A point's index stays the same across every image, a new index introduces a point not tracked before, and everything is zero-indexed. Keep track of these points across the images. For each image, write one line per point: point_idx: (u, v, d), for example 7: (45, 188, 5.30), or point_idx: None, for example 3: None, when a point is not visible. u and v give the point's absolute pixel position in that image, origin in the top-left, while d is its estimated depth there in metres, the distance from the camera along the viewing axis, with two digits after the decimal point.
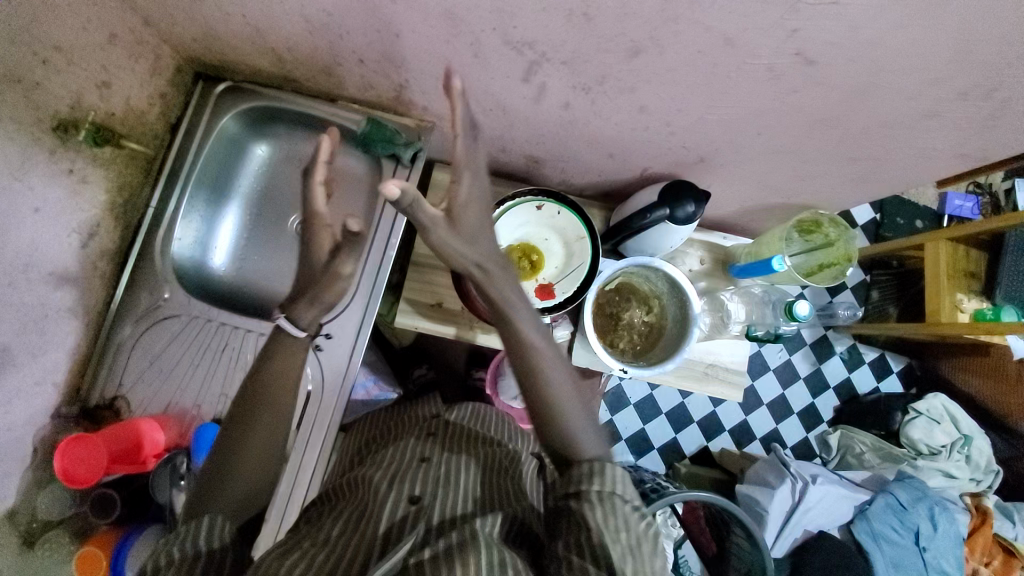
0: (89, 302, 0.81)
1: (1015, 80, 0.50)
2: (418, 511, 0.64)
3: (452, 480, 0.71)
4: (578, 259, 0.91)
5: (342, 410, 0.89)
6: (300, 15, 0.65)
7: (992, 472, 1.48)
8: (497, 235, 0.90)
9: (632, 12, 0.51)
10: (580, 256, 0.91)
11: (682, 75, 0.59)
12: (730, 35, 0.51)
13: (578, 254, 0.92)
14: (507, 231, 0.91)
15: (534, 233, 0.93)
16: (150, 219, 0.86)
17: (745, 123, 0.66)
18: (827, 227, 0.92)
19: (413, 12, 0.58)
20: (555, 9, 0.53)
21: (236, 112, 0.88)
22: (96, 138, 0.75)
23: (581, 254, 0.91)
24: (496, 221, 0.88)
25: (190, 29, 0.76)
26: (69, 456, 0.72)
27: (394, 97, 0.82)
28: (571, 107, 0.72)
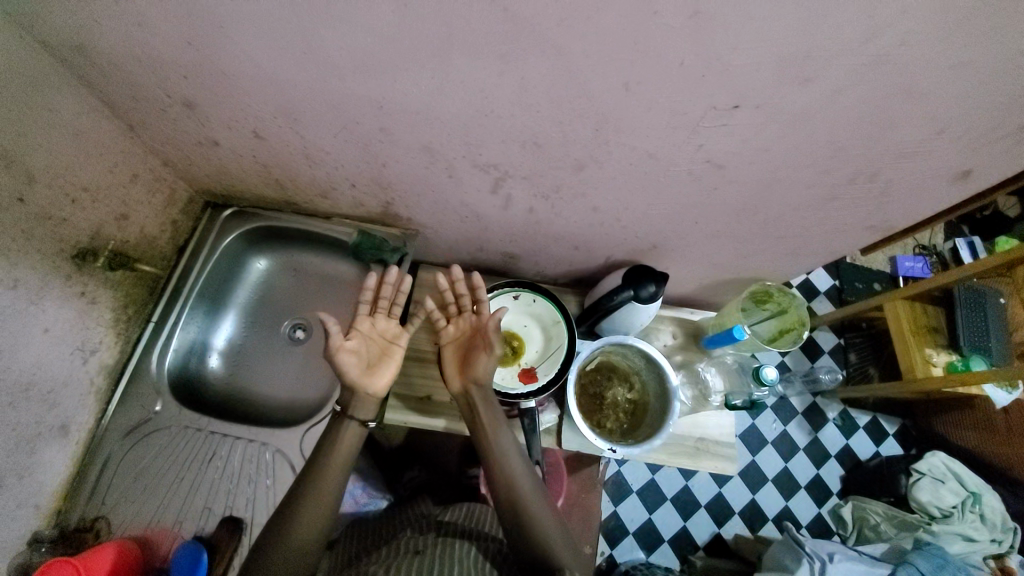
0: (81, 420, 0.82)
1: (884, 169, 0.62)
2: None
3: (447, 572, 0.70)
4: (556, 342, 0.97)
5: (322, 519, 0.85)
6: (301, 153, 0.78)
7: (1012, 530, 1.42)
8: None
9: (573, 139, 0.63)
10: (557, 338, 0.97)
11: (623, 181, 0.71)
12: (652, 151, 0.63)
13: (555, 337, 0.98)
14: None
15: (513, 321, 1.00)
16: (149, 335, 0.91)
17: (683, 214, 0.77)
18: (777, 296, 1.01)
19: (397, 148, 0.71)
20: (512, 140, 0.65)
21: (240, 233, 0.98)
22: (111, 263, 0.82)
23: (558, 336, 0.97)
24: None
25: (204, 168, 0.89)
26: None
27: (382, 212, 0.93)
28: (536, 210, 0.83)
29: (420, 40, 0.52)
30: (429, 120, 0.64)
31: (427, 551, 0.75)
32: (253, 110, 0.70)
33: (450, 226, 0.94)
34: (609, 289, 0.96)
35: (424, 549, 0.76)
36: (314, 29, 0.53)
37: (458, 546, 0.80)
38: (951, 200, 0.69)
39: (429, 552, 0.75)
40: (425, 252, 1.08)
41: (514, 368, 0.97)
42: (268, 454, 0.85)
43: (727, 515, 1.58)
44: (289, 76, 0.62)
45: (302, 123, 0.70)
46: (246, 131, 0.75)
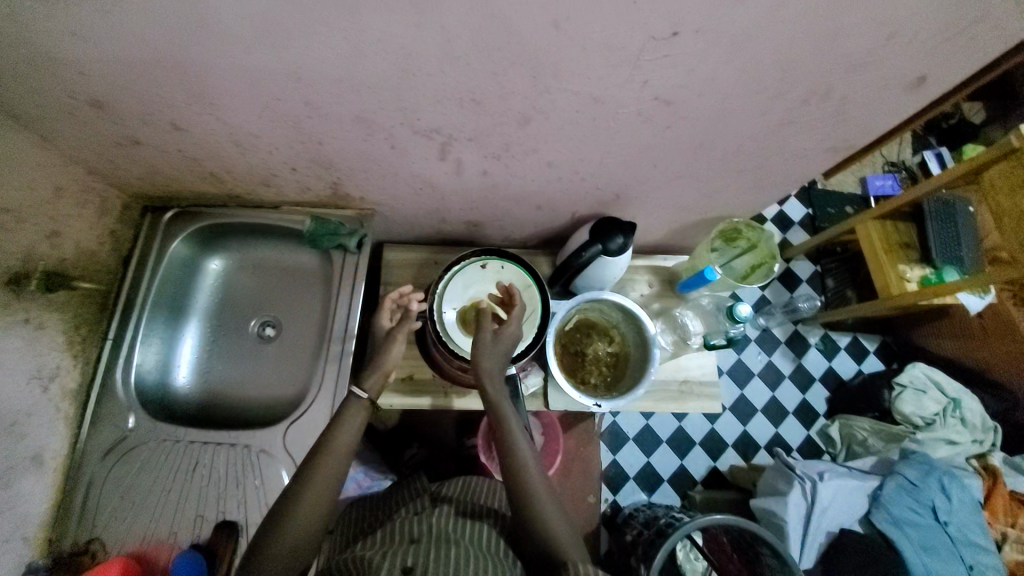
0: (54, 446, 0.80)
1: (837, 85, 0.60)
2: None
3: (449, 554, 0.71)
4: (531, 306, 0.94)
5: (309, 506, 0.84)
6: (230, 142, 0.72)
7: (991, 429, 1.49)
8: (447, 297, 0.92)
9: (512, 92, 0.59)
10: (530, 302, 0.94)
11: (572, 131, 0.67)
12: (596, 94, 0.60)
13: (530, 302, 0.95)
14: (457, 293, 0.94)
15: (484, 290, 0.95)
16: (110, 352, 0.87)
17: (641, 159, 0.75)
18: (747, 231, 1.01)
19: (329, 123, 0.66)
20: (448, 100, 0.61)
21: (187, 235, 0.93)
22: (49, 284, 0.77)
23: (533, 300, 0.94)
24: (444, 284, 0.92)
25: (132, 170, 0.83)
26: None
27: (332, 194, 0.88)
28: (490, 173, 0.80)
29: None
30: (355, 88, 0.59)
31: (424, 537, 0.76)
32: (166, 100, 0.64)
33: (406, 201, 0.90)
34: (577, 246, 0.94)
35: (420, 535, 0.76)
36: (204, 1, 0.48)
37: (453, 527, 0.81)
38: (907, 111, 0.67)
39: (426, 539, 0.76)
40: (387, 231, 1.04)
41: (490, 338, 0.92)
42: (254, 456, 0.84)
43: (722, 448, 1.63)
44: (193, 58, 0.56)
45: (222, 108, 0.65)
46: (165, 125, 0.69)
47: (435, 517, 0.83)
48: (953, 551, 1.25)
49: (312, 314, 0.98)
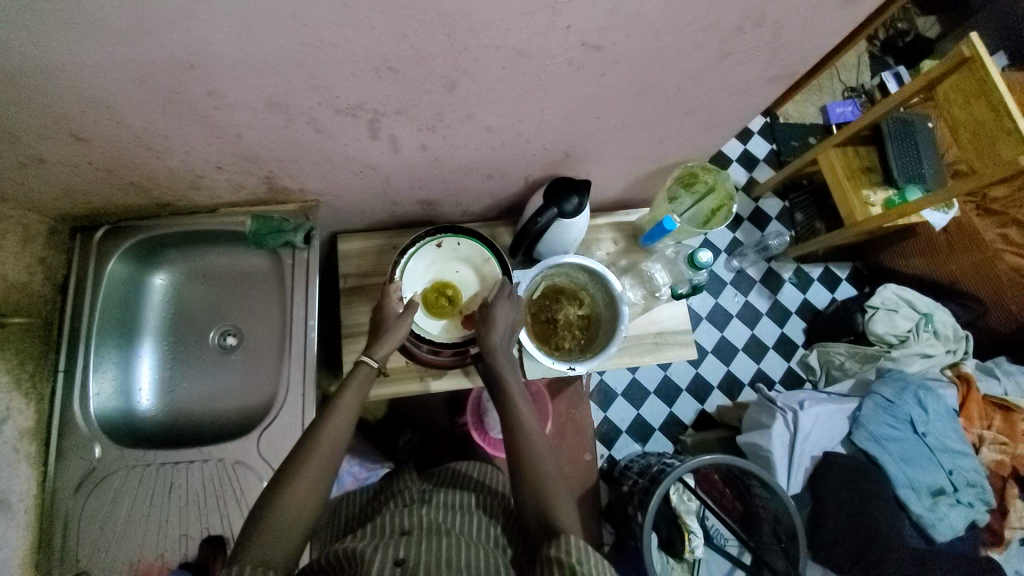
0: (19, 489, 0.77)
1: (771, 7, 0.57)
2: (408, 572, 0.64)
3: (441, 543, 0.72)
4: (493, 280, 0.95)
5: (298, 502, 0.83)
6: (142, 146, 0.67)
7: (962, 338, 1.55)
8: (406, 281, 0.92)
9: (429, 54, 0.55)
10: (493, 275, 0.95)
11: (504, 90, 0.64)
12: (519, 47, 0.55)
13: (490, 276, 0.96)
14: (414, 276, 0.93)
15: (442, 269, 0.95)
16: (63, 385, 0.83)
17: (582, 112, 0.71)
18: (704, 175, 0.98)
19: (241, 111, 0.61)
20: (363, 71, 0.56)
21: (122, 252, 0.88)
22: None
23: (493, 275, 0.95)
24: (400, 269, 0.91)
25: (45, 191, 0.76)
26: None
27: (269, 189, 0.84)
28: (429, 146, 0.76)
29: None
30: (257, 69, 0.54)
31: (416, 529, 0.76)
32: (55, 109, 0.58)
33: (348, 187, 0.86)
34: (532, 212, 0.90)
35: (411, 528, 0.77)
36: None
37: (443, 519, 0.82)
38: (847, 27, 0.65)
39: (417, 530, 0.76)
40: (338, 220, 1.00)
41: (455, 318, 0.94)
42: (232, 468, 0.83)
43: (708, 391, 1.67)
44: (69, 58, 0.50)
45: (119, 109, 0.59)
46: (63, 136, 0.63)
47: (427, 510, 0.84)
48: (931, 459, 1.31)
49: (272, 317, 0.95)
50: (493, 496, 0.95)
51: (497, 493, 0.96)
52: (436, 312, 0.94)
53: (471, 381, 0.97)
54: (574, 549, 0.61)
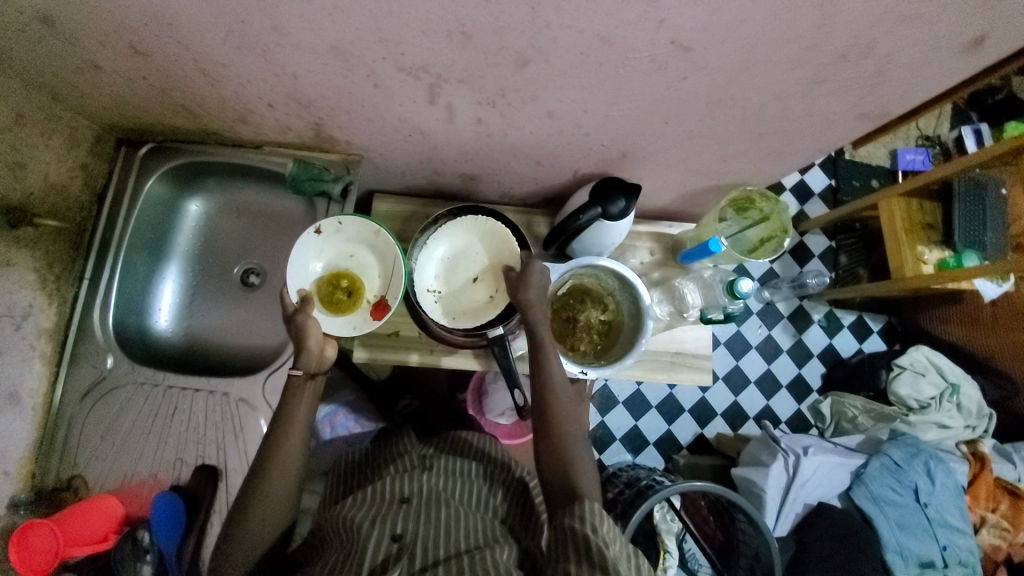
0: (30, 385, 0.79)
1: (885, 38, 0.52)
2: (405, 548, 0.67)
3: (439, 514, 0.74)
4: (388, 253, 0.85)
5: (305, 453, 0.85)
6: (198, 71, 0.66)
7: (985, 416, 1.49)
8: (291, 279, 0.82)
9: (509, 25, 0.52)
10: (388, 251, 0.86)
11: (575, 77, 0.60)
12: (603, 34, 0.52)
13: (388, 249, 0.87)
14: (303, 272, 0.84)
15: (335, 256, 0.86)
16: (87, 292, 0.84)
17: (650, 113, 0.67)
18: (760, 202, 0.94)
19: (304, 52, 0.59)
20: (435, 32, 0.54)
21: (162, 174, 0.87)
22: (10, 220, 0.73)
23: (389, 248, 0.86)
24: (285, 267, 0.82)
25: (98, 99, 0.75)
26: (24, 544, 0.72)
27: (315, 136, 0.82)
28: (485, 121, 0.72)
29: None
30: (328, 11, 0.52)
31: (415, 497, 0.79)
32: (117, 18, 0.57)
33: (395, 149, 0.84)
34: (572, 210, 0.88)
35: (411, 497, 0.79)
36: None
37: (443, 488, 0.83)
38: (959, 74, 0.59)
39: (416, 499, 0.78)
40: (377, 180, 0.98)
41: (360, 310, 0.84)
42: (233, 401, 0.83)
43: (710, 417, 1.64)
44: None
45: (182, 29, 0.57)
46: (125, 49, 0.62)
47: (427, 475, 0.84)
48: (928, 530, 1.27)
49: None
50: (494, 461, 0.96)
51: (507, 462, 0.96)
52: (334, 309, 0.85)
53: (481, 363, 0.95)
54: (585, 515, 0.62)
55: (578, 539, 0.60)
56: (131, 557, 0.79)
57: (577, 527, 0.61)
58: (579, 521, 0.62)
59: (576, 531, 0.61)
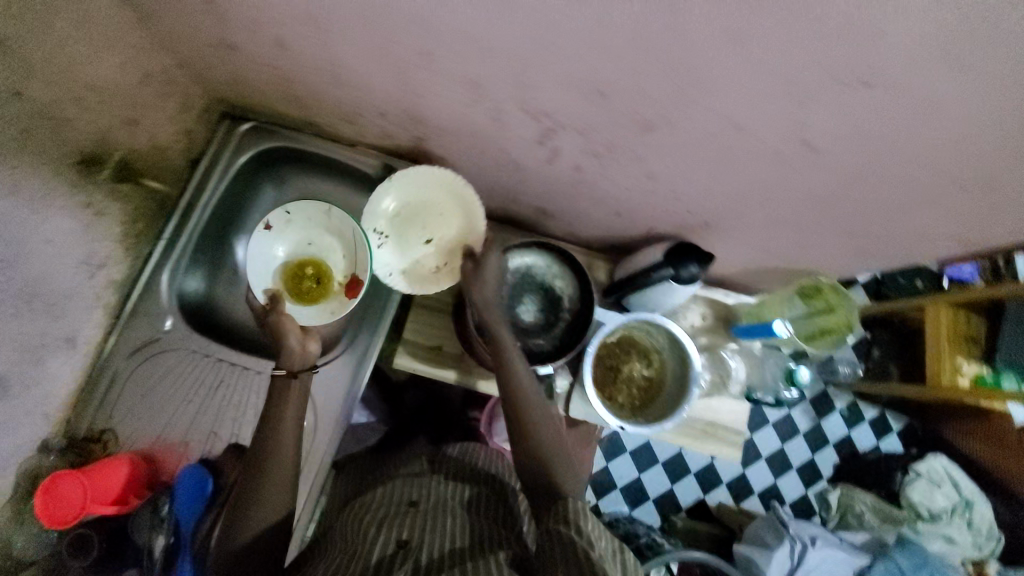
0: (89, 334, 0.79)
1: (1013, 179, 0.52)
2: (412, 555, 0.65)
3: (445, 519, 0.73)
4: (348, 232, 0.87)
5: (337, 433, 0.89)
6: (328, 71, 0.68)
7: (993, 538, 1.47)
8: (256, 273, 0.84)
9: (654, 94, 0.53)
10: (351, 233, 0.87)
11: (693, 150, 0.61)
12: (739, 121, 0.53)
13: (347, 231, 0.88)
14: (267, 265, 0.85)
15: (295, 244, 0.88)
16: (162, 251, 0.84)
17: (750, 195, 0.69)
18: (829, 293, 0.91)
19: (440, 76, 0.61)
20: (576, 86, 0.55)
21: (256, 151, 0.90)
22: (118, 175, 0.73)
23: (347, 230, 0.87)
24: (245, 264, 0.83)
25: (220, 74, 0.78)
26: (54, 488, 0.70)
27: (412, 145, 0.84)
28: (585, 168, 0.74)
29: None
30: (486, 47, 0.54)
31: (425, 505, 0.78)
32: (275, 12, 0.59)
33: (486, 172, 0.86)
34: (640, 267, 0.90)
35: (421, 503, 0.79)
36: None
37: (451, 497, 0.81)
38: None
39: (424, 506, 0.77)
40: None
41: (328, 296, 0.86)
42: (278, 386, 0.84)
43: (714, 484, 1.61)
44: None
45: (332, 34, 0.59)
46: (269, 38, 0.64)
47: (435, 486, 0.85)
48: None
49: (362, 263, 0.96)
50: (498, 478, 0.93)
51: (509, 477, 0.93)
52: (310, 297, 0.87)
53: None
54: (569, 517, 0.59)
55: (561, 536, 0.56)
56: (144, 532, 0.75)
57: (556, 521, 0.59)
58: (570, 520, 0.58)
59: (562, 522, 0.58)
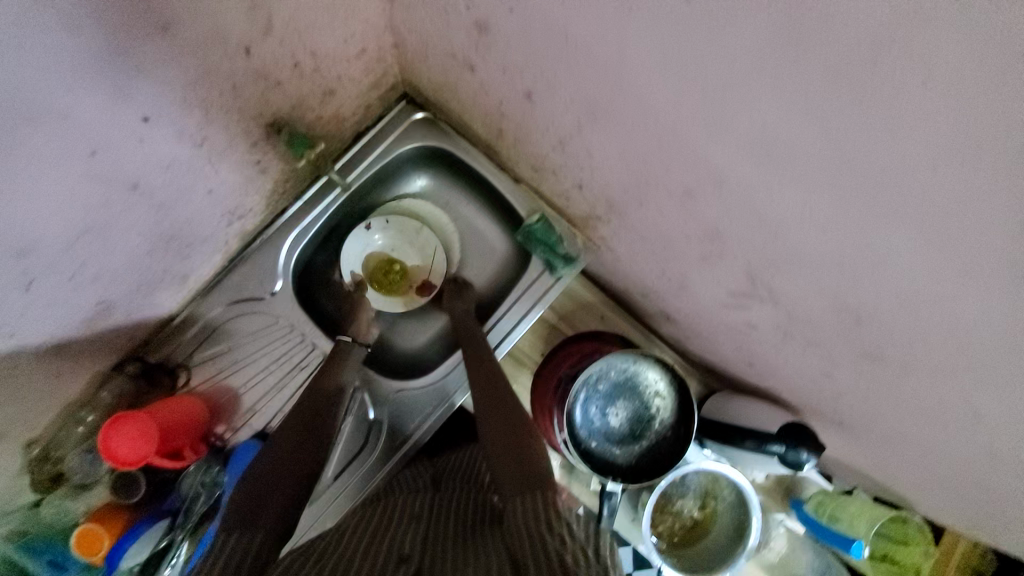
0: (201, 273, 0.76)
1: None
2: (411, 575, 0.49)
3: (448, 532, 0.57)
4: (433, 243, 0.89)
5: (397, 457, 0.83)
6: (556, 134, 0.63)
7: None
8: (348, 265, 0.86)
9: (912, 353, 0.48)
10: (433, 243, 0.89)
11: (896, 394, 0.56)
12: (981, 417, 0.48)
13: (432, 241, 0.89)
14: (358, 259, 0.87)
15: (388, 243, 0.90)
16: (295, 214, 0.81)
17: (916, 448, 0.64)
18: (913, 529, 0.79)
19: (680, 207, 0.56)
20: (829, 298, 0.50)
21: (421, 143, 0.85)
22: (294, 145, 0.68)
23: (430, 240, 0.89)
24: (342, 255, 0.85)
25: (431, 71, 0.72)
26: (114, 432, 0.65)
27: (584, 214, 0.79)
28: (758, 331, 0.69)
29: (895, 195, 0.34)
30: (765, 228, 0.48)
31: (427, 517, 0.62)
32: (548, 77, 0.53)
33: (643, 270, 0.81)
34: (742, 423, 0.85)
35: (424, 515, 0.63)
36: (752, 89, 0.36)
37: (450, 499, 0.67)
38: None
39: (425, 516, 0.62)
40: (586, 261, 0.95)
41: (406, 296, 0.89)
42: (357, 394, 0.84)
43: None
44: (644, 94, 0.45)
45: (596, 122, 0.54)
46: (519, 86, 0.59)
47: (437, 498, 0.69)
48: None
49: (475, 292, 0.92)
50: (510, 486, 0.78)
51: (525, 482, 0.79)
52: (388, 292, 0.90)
53: None
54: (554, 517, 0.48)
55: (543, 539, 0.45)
56: (191, 484, 0.76)
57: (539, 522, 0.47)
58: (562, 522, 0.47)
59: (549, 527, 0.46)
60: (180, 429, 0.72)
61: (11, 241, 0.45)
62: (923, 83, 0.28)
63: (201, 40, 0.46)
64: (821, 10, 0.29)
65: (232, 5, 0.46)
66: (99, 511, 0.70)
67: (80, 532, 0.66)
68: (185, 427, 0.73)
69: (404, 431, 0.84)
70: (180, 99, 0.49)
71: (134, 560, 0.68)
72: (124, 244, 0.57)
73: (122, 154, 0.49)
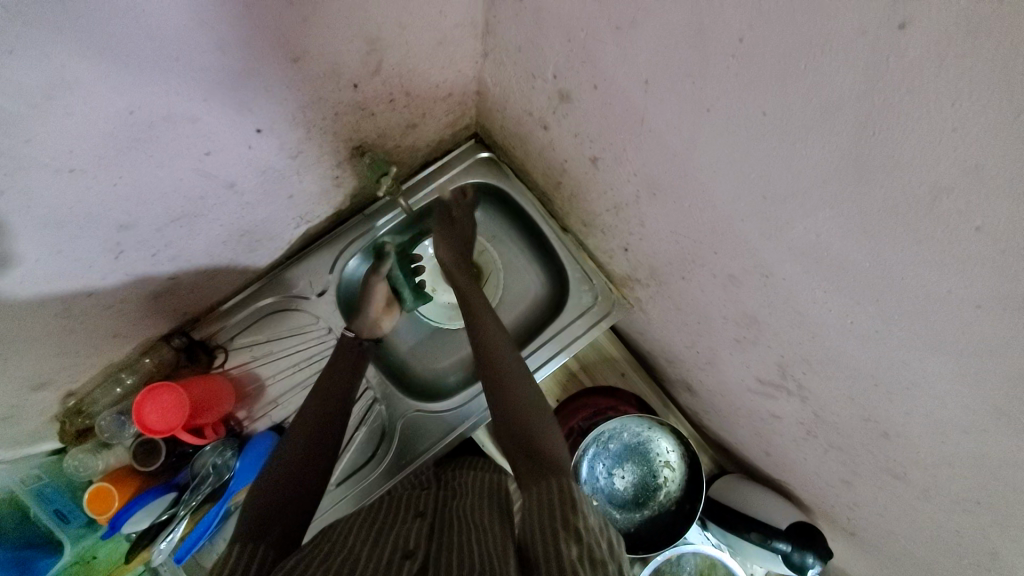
0: (259, 265, 0.81)
1: None
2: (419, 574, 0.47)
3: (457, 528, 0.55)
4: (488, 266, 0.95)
5: (398, 477, 0.83)
6: (613, 200, 0.67)
7: None
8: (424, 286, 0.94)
9: (936, 476, 0.47)
10: (489, 266, 0.95)
11: (915, 515, 0.55)
12: (1001, 557, 0.47)
13: (488, 266, 0.95)
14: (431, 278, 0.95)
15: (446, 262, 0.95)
16: (353, 225, 0.87)
17: None
18: None
19: (722, 289, 0.58)
20: (859, 407, 0.51)
21: (480, 181, 0.90)
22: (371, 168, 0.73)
23: (487, 264, 0.94)
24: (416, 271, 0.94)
25: (506, 121, 0.78)
26: (150, 400, 0.69)
27: (624, 274, 0.82)
28: (781, 424, 0.69)
29: (937, 322, 0.36)
30: (803, 327, 0.50)
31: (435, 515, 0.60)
32: (617, 151, 0.58)
33: (673, 338, 0.82)
34: (749, 511, 0.83)
35: (429, 514, 0.60)
36: (813, 203, 0.38)
37: (457, 493, 0.67)
38: None
39: (431, 514, 0.61)
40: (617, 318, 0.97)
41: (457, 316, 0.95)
42: (376, 408, 0.87)
43: None
44: (707, 184, 0.48)
45: (655, 199, 0.58)
46: (587, 151, 0.64)
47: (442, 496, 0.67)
48: None
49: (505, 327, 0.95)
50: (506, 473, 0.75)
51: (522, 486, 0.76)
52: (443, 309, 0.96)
53: None
54: (573, 525, 0.48)
55: (562, 538, 0.46)
56: (204, 464, 0.78)
57: (555, 509, 0.50)
58: (584, 525, 0.48)
59: (568, 519, 0.48)
60: (206, 406, 0.76)
61: (115, 215, 0.51)
62: (977, 230, 0.29)
63: (320, 72, 0.52)
64: (884, 152, 0.31)
65: (353, 49, 0.52)
66: (116, 473, 0.74)
67: (95, 489, 0.71)
68: (210, 404, 0.77)
69: (412, 453, 0.85)
70: (289, 118, 0.56)
71: (135, 524, 0.72)
72: (205, 232, 0.63)
73: (229, 156, 0.55)
